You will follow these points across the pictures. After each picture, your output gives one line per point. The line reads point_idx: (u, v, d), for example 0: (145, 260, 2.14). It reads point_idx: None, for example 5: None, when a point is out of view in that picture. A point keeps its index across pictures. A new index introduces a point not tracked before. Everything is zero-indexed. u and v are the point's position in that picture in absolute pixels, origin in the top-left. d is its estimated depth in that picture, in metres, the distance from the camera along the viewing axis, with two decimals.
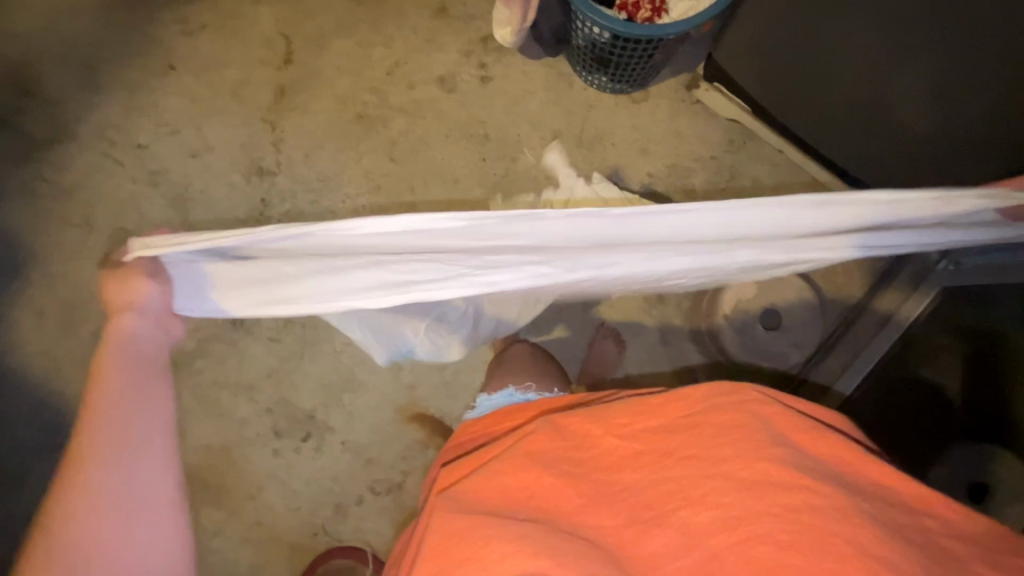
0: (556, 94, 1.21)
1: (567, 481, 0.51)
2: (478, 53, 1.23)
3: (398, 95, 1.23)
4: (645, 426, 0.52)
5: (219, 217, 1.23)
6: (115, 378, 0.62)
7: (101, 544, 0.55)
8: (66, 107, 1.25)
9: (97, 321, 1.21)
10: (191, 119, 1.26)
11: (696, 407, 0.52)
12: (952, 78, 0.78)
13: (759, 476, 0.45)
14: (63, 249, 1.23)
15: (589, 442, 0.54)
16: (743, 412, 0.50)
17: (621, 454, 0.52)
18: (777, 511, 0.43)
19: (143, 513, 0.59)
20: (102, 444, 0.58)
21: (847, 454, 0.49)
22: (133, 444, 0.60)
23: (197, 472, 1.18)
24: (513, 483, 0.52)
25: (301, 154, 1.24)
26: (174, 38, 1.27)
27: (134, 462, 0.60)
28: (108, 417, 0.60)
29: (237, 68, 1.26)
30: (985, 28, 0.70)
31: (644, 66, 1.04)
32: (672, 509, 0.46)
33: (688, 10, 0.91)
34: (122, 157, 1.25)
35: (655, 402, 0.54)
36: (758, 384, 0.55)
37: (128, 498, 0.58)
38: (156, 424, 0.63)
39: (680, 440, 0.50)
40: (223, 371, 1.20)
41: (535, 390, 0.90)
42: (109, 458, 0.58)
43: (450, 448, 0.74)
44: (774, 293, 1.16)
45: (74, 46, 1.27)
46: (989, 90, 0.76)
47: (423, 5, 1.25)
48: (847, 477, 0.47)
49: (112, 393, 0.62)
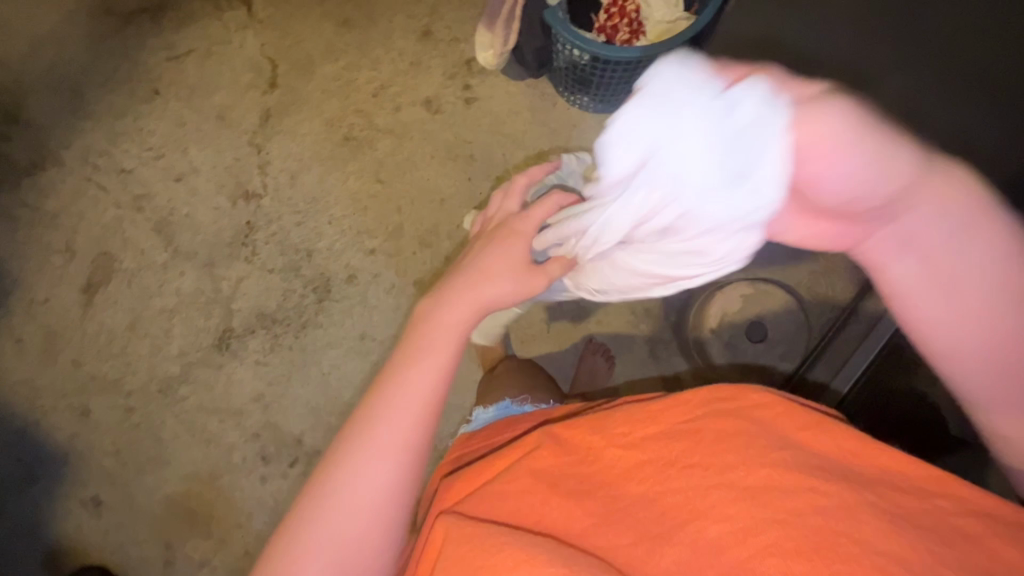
0: (540, 114, 1.23)
1: (574, 501, 0.48)
2: (463, 75, 1.25)
3: (385, 117, 1.25)
4: (642, 434, 0.50)
5: (205, 240, 1.23)
6: (450, 323, 0.60)
7: (385, 467, 0.53)
8: (50, 133, 1.25)
9: (78, 348, 1.19)
10: (177, 143, 1.26)
11: (698, 413, 0.50)
12: None
13: (762, 483, 0.44)
14: (45, 275, 1.21)
15: (591, 455, 0.51)
16: (745, 419, 0.49)
17: (621, 467, 0.49)
18: (782, 517, 0.42)
19: (402, 462, 0.54)
20: (412, 387, 0.55)
21: (849, 448, 0.47)
22: (420, 385, 0.56)
23: (182, 501, 1.15)
24: (516, 504, 0.49)
25: (288, 176, 1.24)
26: (160, 63, 1.28)
27: (416, 407, 0.55)
28: (422, 353, 0.57)
29: (224, 92, 1.27)
30: None
31: (626, 86, 1.07)
32: (680, 524, 0.44)
33: (665, 32, 0.94)
34: (106, 182, 1.24)
35: (654, 409, 0.52)
36: (767, 387, 0.53)
37: (404, 441, 0.54)
38: (442, 372, 0.57)
39: (681, 449, 0.48)
40: (209, 396, 1.18)
41: (532, 401, 0.91)
42: (402, 398, 0.55)
43: (447, 463, 0.71)
44: (759, 305, 1.16)
45: (59, 72, 1.27)
46: None
47: (408, 28, 1.27)
48: (853, 471, 0.46)
49: (443, 332, 0.59)
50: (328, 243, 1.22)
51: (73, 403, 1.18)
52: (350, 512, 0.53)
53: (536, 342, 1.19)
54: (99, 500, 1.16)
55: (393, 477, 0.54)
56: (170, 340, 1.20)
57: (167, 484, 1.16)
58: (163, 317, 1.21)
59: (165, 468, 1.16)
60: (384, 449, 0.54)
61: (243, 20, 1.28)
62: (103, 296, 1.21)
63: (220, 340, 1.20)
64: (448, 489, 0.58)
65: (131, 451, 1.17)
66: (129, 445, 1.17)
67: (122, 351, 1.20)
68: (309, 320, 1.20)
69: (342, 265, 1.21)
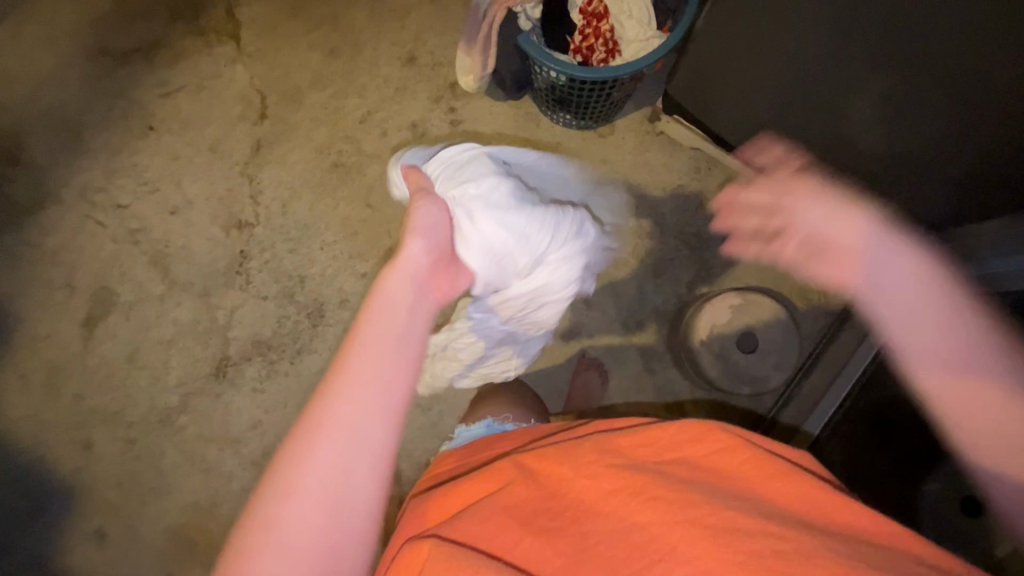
0: (524, 133, 1.25)
1: (545, 538, 0.47)
2: (448, 98, 1.27)
3: (372, 143, 1.27)
4: (610, 464, 0.51)
5: (200, 271, 1.25)
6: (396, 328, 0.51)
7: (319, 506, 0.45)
8: (49, 172, 1.28)
9: (80, 382, 1.21)
10: (171, 176, 1.29)
11: (664, 455, 0.52)
12: (903, 99, 0.80)
13: (727, 523, 0.43)
14: (46, 311, 1.24)
15: (562, 488, 0.51)
16: (696, 467, 0.50)
17: (594, 496, 0.49)
18: (741, 559, 0.41)
19: (344, 496, 0.45)
20: (352, 413, 0.46)
21: (807, 496, 0.47)
22: (366, 407, 0.47)
23: (183, 531, 1.16)
24: (489, 536, 0.48)
25: (280, 205, 1.26)
26: (154, 100, 1.31)
27: (354, 436, 0.46)
28: (362, 365, 0.48)
29: (215, 125, 1.30)
30: (919, 51, 0.73)
31: (606, 103, 1.08)
32: (647, 566, 0.42)
33: (640, 50, 0.96)
34: (104, 218, 1.27)
35: (623, 444, 0.53)
36: (731, 425, 0.53)
37: (343, 474, 0.45)
38: (389, 389, 0.48)
39: (648, 480, 0.48)
40: (207, 425, 1.20)
41: (513, 421, 0.91)
42: (339, 422, 0.46)
43: (427, 478, 0.72)
44: (749, 316, 1.15)
45: (57, 113, 1.30)
46: (944, 103, 0.77)
47: (392, 55, 1.30)
48: (810, 523, 0.45)
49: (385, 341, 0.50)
50: (319, 269, 1.23)
51: (76, 436, 1.20)
52: (305, 511, 0.44)
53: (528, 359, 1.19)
54: (103, 532, 1.17)
55: (327, 516, 0.45)
56: (169, 370, 1.22)
57: (168, 514, 1.17)
58: (162, 349, 1.22)
59: (166, 498, 1.17)
60: (320, 485, 0.45)
61: (232, 55, 1.32)
62: (102, 330, 1.23)
63: (217, 369, 1.22)
64: (420, 514, 0.58)
65: (133, 482, 1.18)
66: (131, 476, 1.18)
67: (122, 383, 1.21)
68: (303, 346, 1.21)
69: (335, 290, 1.23)
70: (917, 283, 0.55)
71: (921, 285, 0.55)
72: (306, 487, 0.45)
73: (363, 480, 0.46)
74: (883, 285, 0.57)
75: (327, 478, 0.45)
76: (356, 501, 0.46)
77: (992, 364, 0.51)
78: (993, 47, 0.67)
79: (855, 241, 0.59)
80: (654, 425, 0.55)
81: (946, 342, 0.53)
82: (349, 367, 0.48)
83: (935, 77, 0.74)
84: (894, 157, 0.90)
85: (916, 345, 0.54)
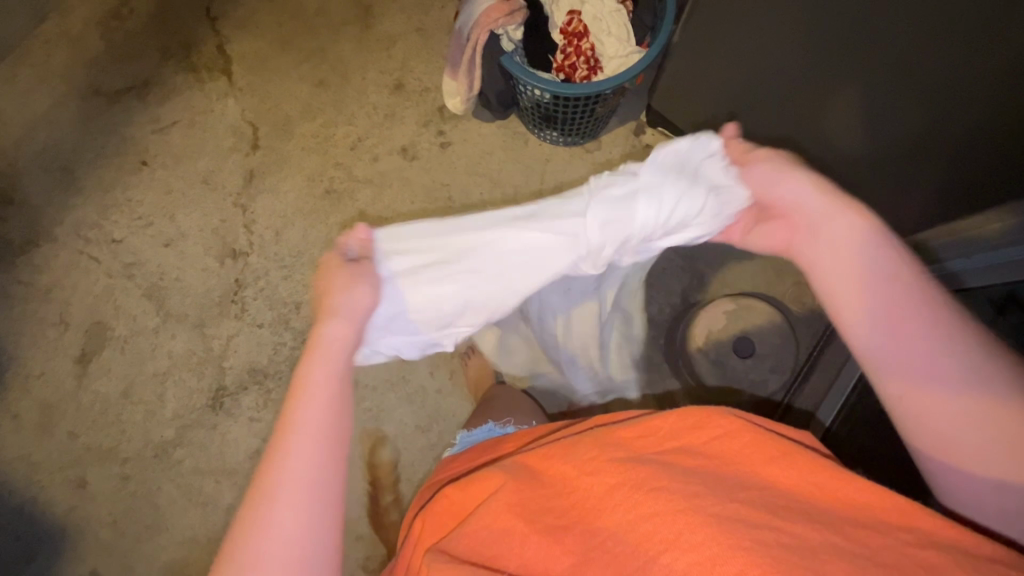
0: (513, 152, 1.27)
1: (553, 538, 0.47)
2: (436, 122, 1.30)
3: (364, 168, 1.29)
4: (614, 457, 0.50)
5: (194, 301, 1.25)
6: (329, 379, 0.55)
7: (287, 560, 0.49)
8: (43, 211, 1.29)
9: (74, 420, 1.20)
10: (165, 209, 1.30)
11: (665, 445, 0.51)
12: (875, 100, 0.83)
13: (729, 513, 0.43)
14: (40, 349, 1.23)
15: (567, 486, 0.50)
16: (700, 454, 0.50)
17: (597, 493, 0.48)
18: (746, 545, 0.41)
19: (311, 546, 0.50)
20: (301, 471, 0.51)
21: (819, 482, 0.47)
22: (314, 464, 0.51)
23: (181, 567, 1.13)
24: (497, 545, 0.48)
25: (274, 233, 1.27)
26: (146, 135, 1.33)
27: (311, 487, 0.51)
28: (304, 416, 0.53)
29: (208, 158, 1.32)
30: (885, 53, 0.76)
31: (590, 119, 1.11)
32: (653, 556, 0.42)
33: (621, 66, 0.98)
34: (98, 253, 1.28)
35: (625, 437, 0.53)
36: (733, 409, 0.54)
37: (303, 530, 0.50)
38: (329, 437, 0.53)
39: (648, 473, 0.48)
40: (204, 457, 1.18)
41: (513, 424, 0.93)
42: (288, 484, 0.50)
43: (429, 487, 0.71)
44: (742, 321, 1.17)
45: (51, 153, 1.32)
46: (910, 101, 0.79)
47: (380, 83, 1.33)
48: (817, 509, 0.45)
49: (327, 395, 0.54)
50: None
51: (70, 475, 1.17)
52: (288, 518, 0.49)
53: None
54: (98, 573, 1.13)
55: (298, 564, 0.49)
56: (164, 403, 1.20)
57: (165, 551, 1.14)
58: (157, 382, 1.21)
59: (163, 535, 1.15)
60: (284, 541, 0.49)
61: (223, 89, 1.35)
62: (96, 365, 1.22)
63: (214, 399, 1.20)
64: (424, 523, 0.58)
65: (129, 520, 1.15)
66: (127, 513, 1.16)
67: (116, 419, 1.20)
68: None
69: None
70: (873, 270, 0.56)
71: (892, 279, 0.56)
72: (270, 547, 0.49)
73: (321, 529, 0.51)
74: (843, 262, 0.58)
75: (289, 536, 0.49)
76: (316, 543, 0.50)
77: (953, 369, 0.51)
78: (967, 47, 0.68)
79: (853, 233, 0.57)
80: (654, 415, 0.55)
81: (900, 328, 0.54)
82: (290, 440, 0.52)
83: (901, 74, 0.77)
84: (872, 157, 0.92)
85: (880, 321, 0.55)
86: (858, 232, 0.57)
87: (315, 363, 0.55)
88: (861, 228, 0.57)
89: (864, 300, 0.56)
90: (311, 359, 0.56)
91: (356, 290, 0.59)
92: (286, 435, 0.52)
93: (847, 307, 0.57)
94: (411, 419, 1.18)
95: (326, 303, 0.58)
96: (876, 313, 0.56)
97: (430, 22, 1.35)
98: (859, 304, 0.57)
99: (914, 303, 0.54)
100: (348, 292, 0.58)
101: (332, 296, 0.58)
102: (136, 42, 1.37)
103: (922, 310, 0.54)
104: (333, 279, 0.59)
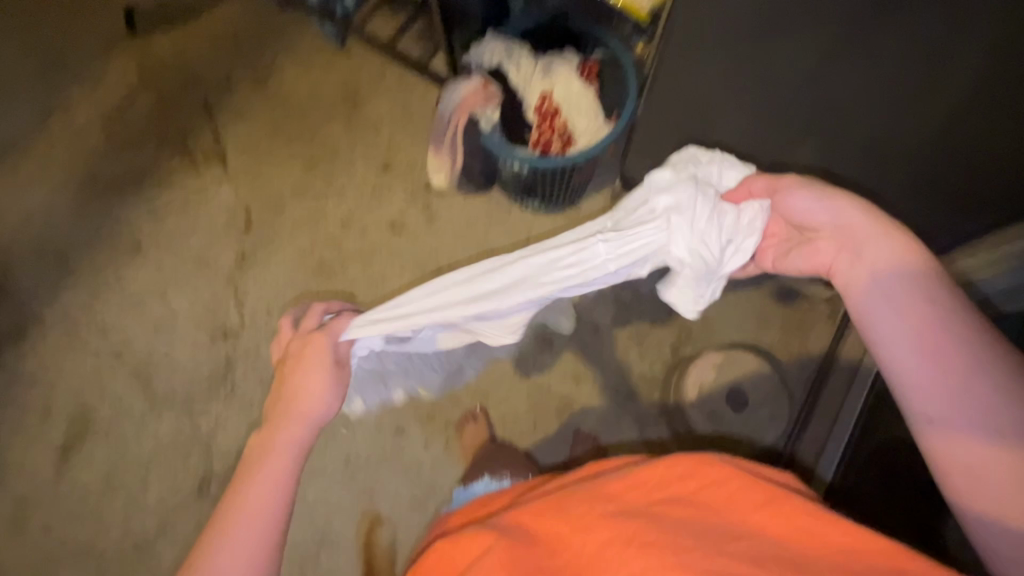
0: (496, 220, 1.32)
1: None
2: (423, 196, 1.36)
3: (354, 242, 1.33)
4: (604, 513, 0.50)
5: (182, 381, 1.24)
6: (299, 427, 0.66)
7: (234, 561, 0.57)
8: (34, 298, 1.30)
9: (51, 513, 1.15)
10: (156, 289, 1.32)
11: (659, 496, 0.51)
12: (831, 161, 0.91)
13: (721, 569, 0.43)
14: (19, 439, 1.19)
15: (559, 544, 0.49)
16: (691, 505, 0.50)
17: (589, 552, 0.47)
18: None
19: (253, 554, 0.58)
20: (260, 495, 0.61)
21: (806, 528, 0.47)
22: (272, 490, 0.62)
23: None
24: None
25: (265, 309, 1.29)
26: (141, 219, 1.37)
27: (265, 504, 0.60)
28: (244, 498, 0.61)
29: (201, 239, 1.35)
30: (835, 121, 0.83)
31: (567, 189, 1.18)
32: None
33: (593, 138, 1.07)
34: (86, 337, 1.28)
35: (616, 488, 0.53)
36: (719, 454, 0.54)
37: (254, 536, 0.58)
38: (286, 474, 0.63)
39: (640, 529, 0.47)
40: (188, 547, 1.12)
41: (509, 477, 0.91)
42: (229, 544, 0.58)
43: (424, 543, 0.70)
44: (734, 372, 1.19)
45: (46, 241, 1.35)
46: (866, 158, 0.87)
47: (369, 163, 1.40)
48: (807, 558, 0.44)
49: (290, 443, 0.65)
50: None
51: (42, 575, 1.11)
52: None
53: (522, 438, 1.17)
54: None
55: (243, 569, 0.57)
56: (147, 490, 1.16)
57: None
58: (140, 467, 1.18)
59: None
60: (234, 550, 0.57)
61: (219, 174, 1.41)
62: (78, 453, 1.19)
63: (200, 483, 1.17)
64: None
65: None
66: None
67: (93, 508, 1.15)
68: None
69: None
70: (907, 287, 0.58)
71: (928, 299, 0.57)
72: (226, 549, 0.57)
73: (263, 540, 0.59)
74: (886, 272, 0.60)
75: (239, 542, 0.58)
76: None
77: (977, 403, 0.53)
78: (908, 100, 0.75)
79: (892, 255, 0.60)
80: (646, 463, 0.55)
81: (923, 341, 0.56)
82: (259, 471, 0.63)
83: (855, 137, 0.84)
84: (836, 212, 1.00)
85: (909, 329, 0.57)
86: (897, 258, 0.60)
87: (286, 422, 0.66)
88: (901, 252, 0.60)
89: (890, 312, 0.59)
90: (284, 416, 0.66)
91: (320, 364, 0.69)
92: (256, 466, 0.63)
93: (882, 317, 0.59)
94: (405, 492, 1.15)
95: (284, 387, 0.68)
96: (900, 324, 0.58)
97: (416, 104, 1.43)
98: (883, 312, 0.59)
99: (949, 313, 0.56)
100: (314, 364, 0.68)
101: (290, 381, 0.69)
102: (134, 132, 1.43)
103: (950, 327, 0.56)
104: (314, 372, 0.68)
